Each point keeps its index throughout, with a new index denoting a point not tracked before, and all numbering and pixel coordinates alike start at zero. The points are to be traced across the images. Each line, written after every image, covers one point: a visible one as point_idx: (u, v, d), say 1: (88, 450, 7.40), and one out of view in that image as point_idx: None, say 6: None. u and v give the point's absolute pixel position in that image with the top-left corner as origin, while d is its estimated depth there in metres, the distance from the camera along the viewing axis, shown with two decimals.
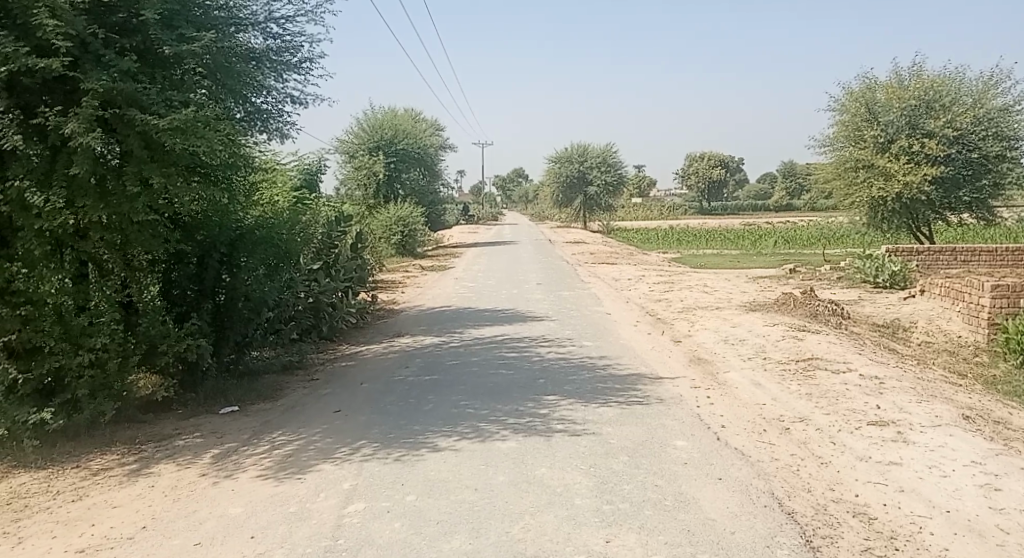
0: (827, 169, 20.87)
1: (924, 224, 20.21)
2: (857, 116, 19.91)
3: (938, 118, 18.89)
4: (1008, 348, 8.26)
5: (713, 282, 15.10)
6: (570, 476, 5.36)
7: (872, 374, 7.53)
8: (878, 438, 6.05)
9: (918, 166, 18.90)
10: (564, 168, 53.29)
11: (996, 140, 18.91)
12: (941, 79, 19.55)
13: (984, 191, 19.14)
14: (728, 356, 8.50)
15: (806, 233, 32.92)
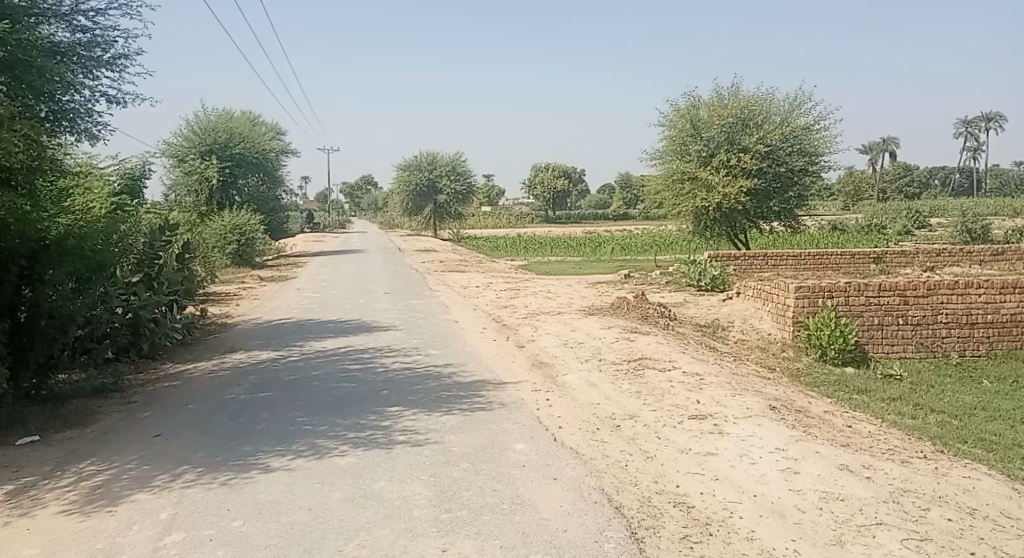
0: (657, 181, 22.23)
1: (741, 232, 22.02)
2: (683, 131, 21.47)
3: (752, 136, 20.79)
4: (809, 342, 9.00)
5: (556, 288, 15.64)
6: (409, 487, 5.33)
7: (694, 370, 8.07)
8: (698, 431, 6.51)
9: (736, 178, 20.65)
10: (412, 176, 53.08)
11: (799, 156, 21.13)
12: (755, 99, 21.48)
13: (791, 202, 21.24)
14: (567, 359, 8.81)
15: (640, 240, 34.81)
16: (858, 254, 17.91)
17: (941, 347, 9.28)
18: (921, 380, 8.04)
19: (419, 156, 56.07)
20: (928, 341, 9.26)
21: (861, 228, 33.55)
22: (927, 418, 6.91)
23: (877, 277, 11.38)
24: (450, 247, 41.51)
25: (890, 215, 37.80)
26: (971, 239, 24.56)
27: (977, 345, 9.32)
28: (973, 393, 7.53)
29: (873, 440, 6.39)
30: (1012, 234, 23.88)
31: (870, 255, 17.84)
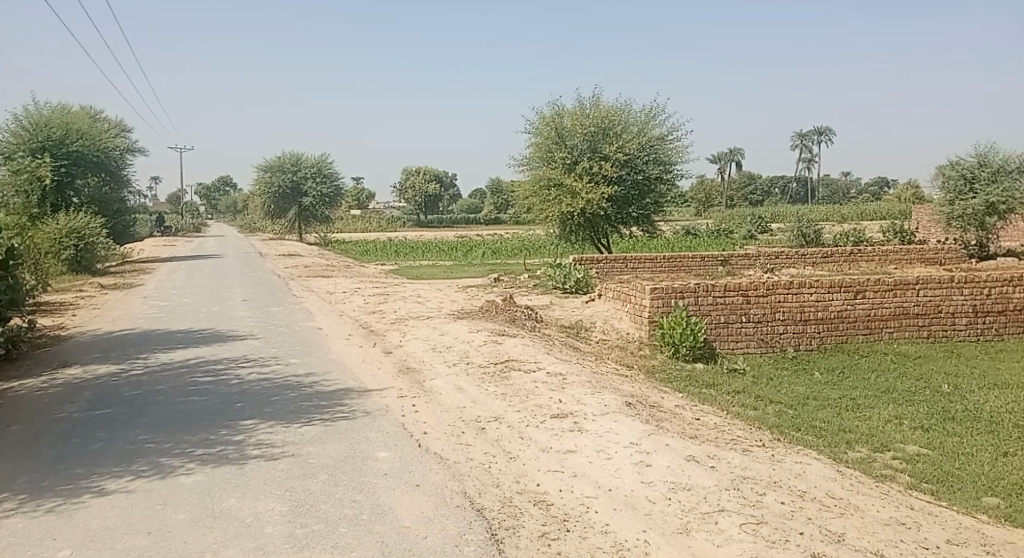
0: (525, 187, 22.69)
1: (604, 237, 22.88)
2: (548, 139, 22.09)
3: (612, 144, 21.69)
4: (663, 340, 9.34)
5: (425, 292, 15.56)
6: (263, 503, 5.09)
7: (558, 371, 8.27)
8: (559, 430, 6.67)
9: (597, 185, 21.44)
10: (275, 177, 50.99)
11: (655, 164, 22.29)
12: (615, 110, 22.41)
13: (648, 209, 22.35)
14: (435, 364, 8.77)
15: (510, 244, 35.30)
16: (709, 258, 18.62)
17: (779, 342, 9.92)
18: (762, 373, 8.71)
19: (283, 157, 53.97)
20: (767, 337, 9.86)
21: (712, 233, 35.83)
22: (766, 409, 7.47)
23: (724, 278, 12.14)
24: (318, 251, 40.23)
25: (737, 220, 40.61)
26: (805, 243, 26.87)
27: (809, 341, 10.01)
28: (805, 384, 8.23)
29: (718, 431, 6.82)
30: (839, 238, 26.34)
31: (718, 258, 18.80)
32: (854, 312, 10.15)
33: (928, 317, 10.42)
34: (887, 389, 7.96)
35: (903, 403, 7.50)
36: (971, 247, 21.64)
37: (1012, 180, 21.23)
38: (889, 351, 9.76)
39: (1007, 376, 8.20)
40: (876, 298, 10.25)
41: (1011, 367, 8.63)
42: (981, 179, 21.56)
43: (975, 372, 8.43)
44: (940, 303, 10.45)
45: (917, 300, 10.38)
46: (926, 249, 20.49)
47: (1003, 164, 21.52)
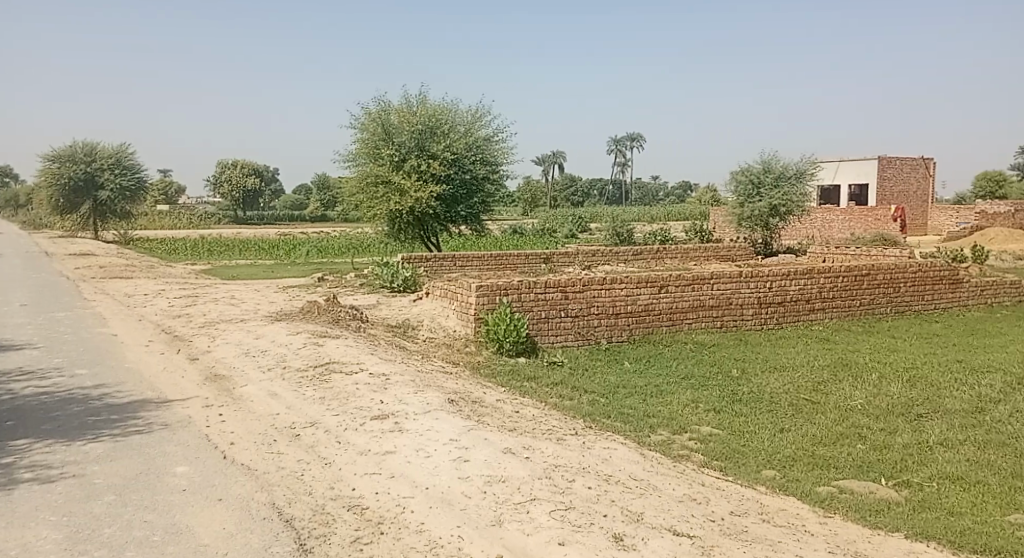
0: (352, 183, 22.12)
1: (433, 235, 22.72)
2: (375, 135, 21.71)
3: (439, 143, 21.68)
4: (488, 336, 9.44)
5: (241, 293, 14.71)
6: (34, 532, 4.53)
7: (379, 371, 8.12)
8: (377, 431, 6.52)
9: (426, 183, 21.31)
10: (65, 168, 46.35)
11: (481, 165, 22.56)
12: (440, 109, 22.42)
13: (476, 208, 22.50)
14: (247, 370, 8.28)
15: (335, 242, 34.04)
16: (531, 254, 18.71)
17: (594, 334, 10.36)
18: (578, 364, 9.15)
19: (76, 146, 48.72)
20: (584, 330, 10.28)
21: (537, 232, 36.90)
22: (581, 399, 7.83)
23: (547, 275, 12.55)
24: (117, 249, 36.38)
25: (559, 220, 42.10)
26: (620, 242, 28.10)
27: (620, 332, 10.57)
28: (617, 374, 8.74)
29: (536, 422, 6.99)
30: (649, 237, 28.14)
31: (540, 255, 19.34)
32: (659, 305, 10.89)
33: (721, 308, 11.45)
34: (687, 375, 8.65)
35: (699, 388, 8.18)
36: (758, 244, 24.10)
37: (791, 185, 24.00)
38: (689, 340, 10.61)
39: (784, 360, 9.22)
40: (677, 292, 11.07)
41: (786, 352, 9.71)
42: (765, 183, 24.11)
43: (758, 357, 9.41)
44: (731, 295, 11.52)
45: (712, 293, 11.36)
46: (720, 247, 21.66)
47: (783, 170, 24.26)
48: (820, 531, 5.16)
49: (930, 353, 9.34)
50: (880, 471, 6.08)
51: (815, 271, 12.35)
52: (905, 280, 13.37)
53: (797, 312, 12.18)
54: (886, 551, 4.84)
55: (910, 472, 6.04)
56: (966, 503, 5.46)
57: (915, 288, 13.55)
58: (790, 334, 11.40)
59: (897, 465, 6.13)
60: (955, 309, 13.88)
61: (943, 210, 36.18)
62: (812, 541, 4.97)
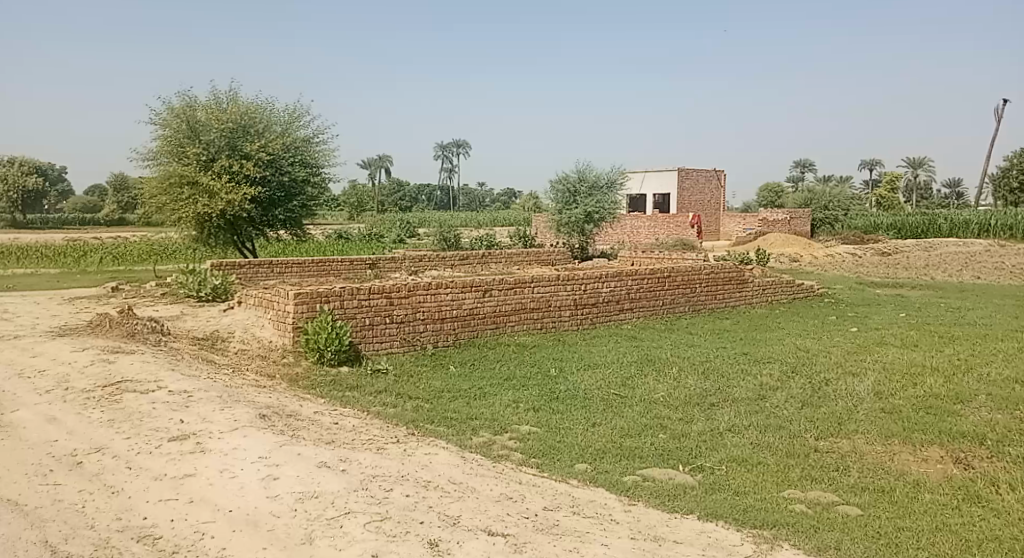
0: (151, 184, 18.70)
1: (248, 241, 19.87)
2: (179, 133, 18.59)
3: (254, 143, 18.82)
4: (308, 346, 9.04)
5: (16, 307, 12.96)
6: None
7: (181, 388, 7.51)
8: (176, 453, 6.01)
9: (238, 186, 18.36)
10: None
11: (301, 167, 19.81)
12: (254, 106, 19.63)
13: (295, 213, 19.77)
14: (20, 394, 7.31)
15: (130, 247, 30.67)
16: (356, 260, 17.82)
17: (419, 340, 10.30)
18: (403, 371, 9.06)
19: None
20: (409, 336, 10.19)
21: (361, 237, 35.99)
22: (405, 406, 7.75)
23: (370, 280, 12.29)
24: None
25: (385, 225, 41.25)
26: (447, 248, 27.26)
27: (446, 337, 10.61)
28: (441, 378, 8.75)
29: (354, 432, 6.79)
30: (473, 242, 28.42)
31: (366, 261, 17.96)
32: (483, 309, 11.09)
33: (541, 311, 11.88)
34: (509, 377, 8.85)
35: (520, 388, 8.40)
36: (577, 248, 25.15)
37: (603, 194, 25.49)
38: (511, 342, 10.90)
39: (597, 358, 9.72)
40: (500, 296, 11.34)
41: (600, 350, 10.27)
42: (580, 191, 25.46)
43: (575, 356, 9.86)
44: (550, 298, 11.98)
45: (533, 296, 11.76)
46: (542, 253, 21.95)
47: (596, 180, 25.70)
48: (625, 518, 5.48)
49: (723, 347, 10.28)
50: (679, 458, 6.57)
51: (624, 273, 13.18)
52: (704, 281, 14.69)
53: (610, 312, 12.93)
54: (682, 533, 5.22)
55: (703, 456, 6.59)
56: (748, 483, 6.04)
57: (712, 289, 14.91)
58: (604, 333, 12.07)
59: (692, 452, 6.67)
60: (745, 307, 15.45)
61: (733, 218, 40.26)
62: (617, 529, 5.25)
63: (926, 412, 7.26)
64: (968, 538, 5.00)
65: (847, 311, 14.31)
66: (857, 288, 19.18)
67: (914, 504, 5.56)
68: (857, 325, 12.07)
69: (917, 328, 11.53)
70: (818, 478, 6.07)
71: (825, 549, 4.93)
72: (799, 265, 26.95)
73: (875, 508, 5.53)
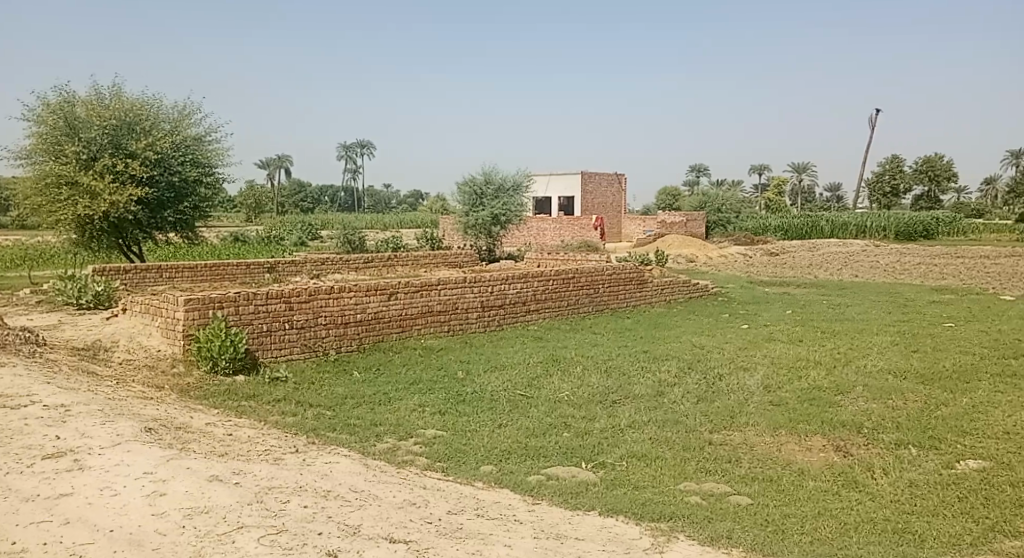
0: (25, 184, 17.42)
1: (135, 244, 18.77)
2: (57, 129, 17.39)
3: (140, 141, 17.73)
4: (200, 355, 8.61)
5: None
6: None
7: (57, 403, 7.01)
8: (50, 473, 5.57)
9: (123, 187, 17.28)
10: None
11: (192, 166, 18.83)
12: (140, 103, 18.56)
13: (186, 214, 18.80)
14: None
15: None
16: (252, 264, 17.13)
17: (321, 346, 10.01)
18: (304, 378, 8.79)
19: None
20: (310, 342, 9.89)
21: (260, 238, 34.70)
22: (305, 414, 7.53)
23: (271, 285, 11.87)
24: None
25: (286, 227, 39.86)
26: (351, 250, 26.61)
27: (350, 342, 10.38)
28: (344, 385, 8.55)
29: (250, 443, 6.51)
30: (378, 244, 27.91)
31: (264, 265, 17.27)
32: (388, 312, 10.93)
33: (447, 313, 11.82)
34: (414, 381, 8.76)
35: (425, 392, 8.32)
36: (484, 251, 25.14)
37: (509, 197, 25.66)
38: (417, 346, 10.79)
39: (503, 359, 9.77)
40: (406, 299, 11.22)
41: (507, 351, 10.33)
42: (487, 194, 25.55)
43: (481, 358, 9.87)
44: (456, 300, 11.95)
45: (439, 298, 11.69)
46: (448, 254, 21.74)
47: (501, 182, 25.83)
48: (528, 518, 5.50)
49: (624, 345, 10.56)
50: (582, 455, 6.67)
51: (530, 275, 13.31)
52: (607, 281, 15.05)
53: (516, 313, 13.02)
54: (584, 530, 5.30)
55: (606, 453, 6.73)
56: (648, 477, 6.22)
57: (616, 289, 15.30)
58: (510, 334, 12.15)
59: (595, 449, 6.79)
60: (645, 306, 15.93)
61: (635, 220, 41.46)
62: (520, 529, 5.28)
63: (810, 403, 7.69)
64: (846, 522, 5.33)
65: (739, 309, 15.02)
66: (748, 287, 20.18)
67: (799, 491, 5.88)
68: (748, 322, 12.69)
69: (801, 324, 12.24)
70: (712, 470, 6.31)
71: (718, 539, 5.12)
72: (696, 265, 28.10)
73: (764, 497, 5.81)
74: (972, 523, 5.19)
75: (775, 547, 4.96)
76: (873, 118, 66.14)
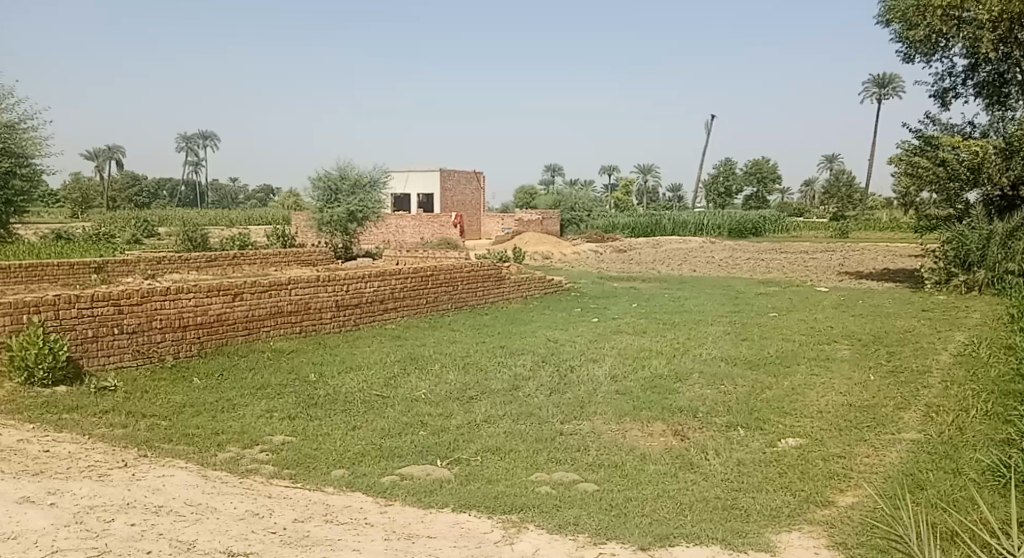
0: None
1: None
2: None
3: None
4: (13, 365, 7.77)
5: None
6: None
7: None
8: None
9: None
10: None
11: None
12: None
13: None
14: None
15: None
16: (76, 263, 15.58)
17: (157, 352, 9.32)
18: (137, 387, 8.16)
19: None
20: (144, 348, 9.18)
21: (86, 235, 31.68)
22: (137, 425, 6.99)
23: (99, 287, 10.92)
24: None
25: (118, 222, 36.70)
26: (192, 247, 24.92)
27: (190, 346, 9.76)
28: (182, 392, 8.03)
29: (70, 460, 5.94)
30: (222, 240, 26.33)
31: (90, 264, 15.76)
32: (233, 314, 10.40)
33: (299, 314, 11.43)
34: (261, 385, 8.38)
35: (274, 397, 7.99)
36: (339, 249, 24.40)
37: (366, 193, 25.16)
38: (266, 349, 10.34)
39: (358, 359, 9.58)
40: (253, 299, 10.73)
41: (362, 351, 10.14)
42: (342, 189, 24.88)
43: (335, 360, 9.60)
44: (309, 300, 11.58)
45: (290, 299, 11.29)
46: (301, 252, 20.93)
47: (358, 178, 25.25)
48: (379, 520, 5.36)
49: (481, 342, 10.68)
50: (437, 453, 6.65)
51: (387, 273, 13.15)
52: (465, 278, 15.16)
53: (372, 312, 12.80)
54: (436, 528, 5.26)
55: (460, 449, 6.75)
56: (501, 471, 6.29)
57: (475, 286, 15.46)
58: (366, 334, 11.94)
59: (450, 446, 6.79)
60: (503, 302, 16.20)
61: (494, 217, 42.01)
62: (371, 531, 5.15)
63: (652, 391, 8.12)
64: (681, 502, 5.67)
65: (590, 304, 15.64)
66: (600, 282, 21.05)
67: (641, 475, 6.19)
68: (599, 316, 13.23)
69: (647, 316, 12.93)
70: (561, 459, 6.52)
71: (565, 526, 5.27)
72: (551, 261, 28.99)
73: (609, 483, 6.05)
74: (790, 496, 5.69)
75: (618, 530, 5.18)
76: (709, 123, 71.31)
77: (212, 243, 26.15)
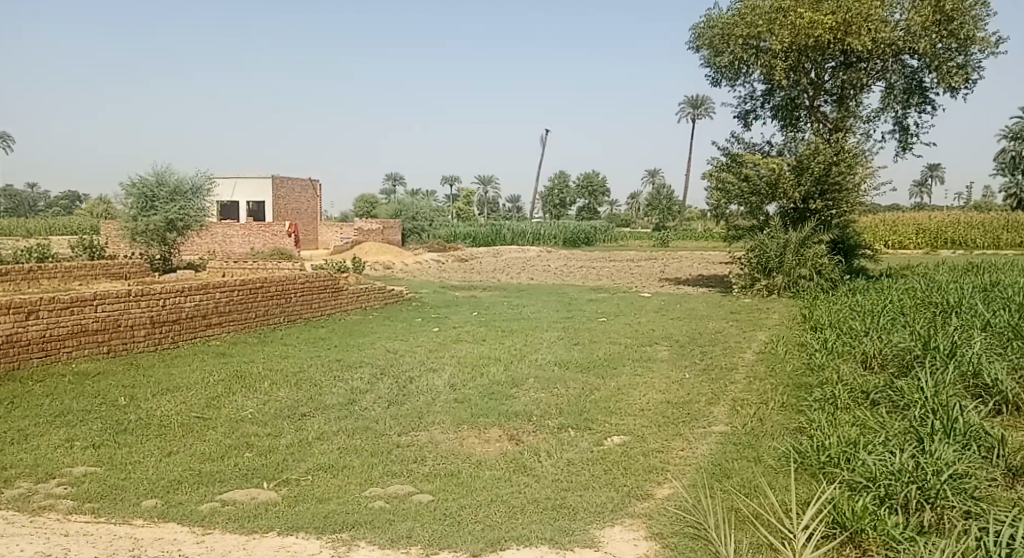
0: None
1: None
2: None
3: None
4: None
5: None
6: None
7: None
8: None
9: None
10: None
11: None
12: None
13: None
14: None
15: None
16: None
17: None
18: None
19: None
20: None
21: None
22: None
23: None
24: None
25: None
26: None
27: None
28: None
29: None
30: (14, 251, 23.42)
31: None
32: (24, 335, 9.38)
33: (107, 332, 10.52)
34: (59, 413, 7.59)
35: (74, 425, 7.27)
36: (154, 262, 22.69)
37: (186, 201, 23.54)
38: (67, 372, 9.40)
39: (178, 380, 8.95)
40: (49, 318, 9.74)
41: (182, 371, 9.50)
42: (160, 197, 23.09)
43: (151, 381, 8.91)
44: (118, 317, 10.69)
45: (95, 316, 10.37)
46: (110, 264, 19.11)
47: (177, 185, 23.59)
48: (195, 551, 4.97)
49: (315, 356, 10.36)
50: (263, 475, 6.35)
51: (209, 286, 12.42)
52: (299, 290, 14.65)
53: (194, 328, 12.01)
54: (259, 553, 4.99)
55: (289, 469, 6.48)
56: (332, 488, 6.11)
57: (311, 298, 14.99)
58: (186, 352, 11.19)
59: (277, 466, 6.51)
60: (340, 314, 15.82)
61: (332, 227, 40.90)
62: None
63: (489, 398, 8.26)
64: (513, 505, 5.78)
65: (429, 313, 15.67)
66: (442, 291, 21.13)
67: (476, 482, 6.26)
68: (439, 326, 13.28)
69: (486, 325, 13.14)
70: (397, 472, 6.45)
71: (398, 540, 5.20)
72: (391, 271, 28.72)
73: (444, 492, 6.06)
74: (614, 492, 5.98)
75: (451, 539, 5.19)
76: (545, 134, 73.94)
77: (3, 255, 23.10)
